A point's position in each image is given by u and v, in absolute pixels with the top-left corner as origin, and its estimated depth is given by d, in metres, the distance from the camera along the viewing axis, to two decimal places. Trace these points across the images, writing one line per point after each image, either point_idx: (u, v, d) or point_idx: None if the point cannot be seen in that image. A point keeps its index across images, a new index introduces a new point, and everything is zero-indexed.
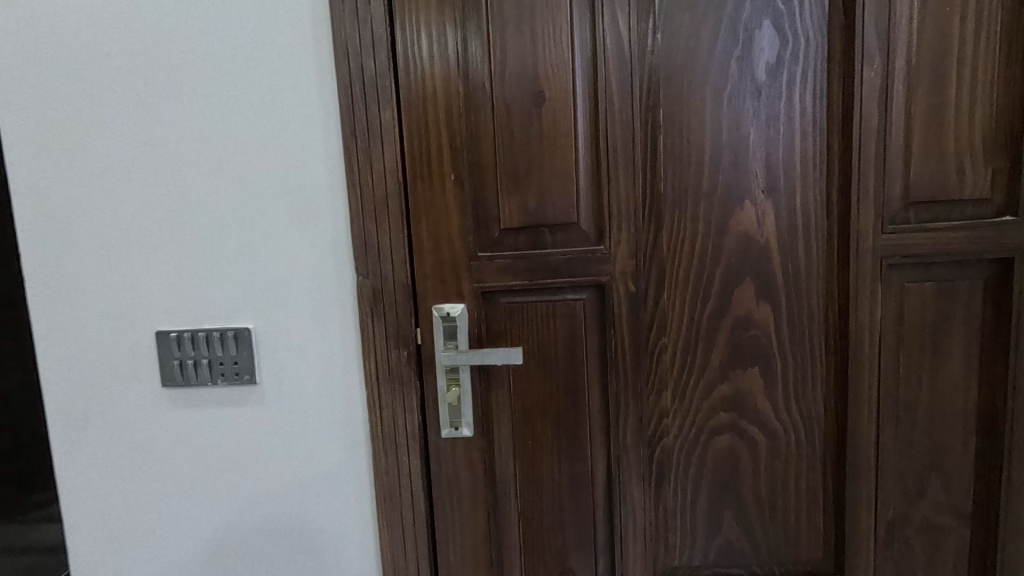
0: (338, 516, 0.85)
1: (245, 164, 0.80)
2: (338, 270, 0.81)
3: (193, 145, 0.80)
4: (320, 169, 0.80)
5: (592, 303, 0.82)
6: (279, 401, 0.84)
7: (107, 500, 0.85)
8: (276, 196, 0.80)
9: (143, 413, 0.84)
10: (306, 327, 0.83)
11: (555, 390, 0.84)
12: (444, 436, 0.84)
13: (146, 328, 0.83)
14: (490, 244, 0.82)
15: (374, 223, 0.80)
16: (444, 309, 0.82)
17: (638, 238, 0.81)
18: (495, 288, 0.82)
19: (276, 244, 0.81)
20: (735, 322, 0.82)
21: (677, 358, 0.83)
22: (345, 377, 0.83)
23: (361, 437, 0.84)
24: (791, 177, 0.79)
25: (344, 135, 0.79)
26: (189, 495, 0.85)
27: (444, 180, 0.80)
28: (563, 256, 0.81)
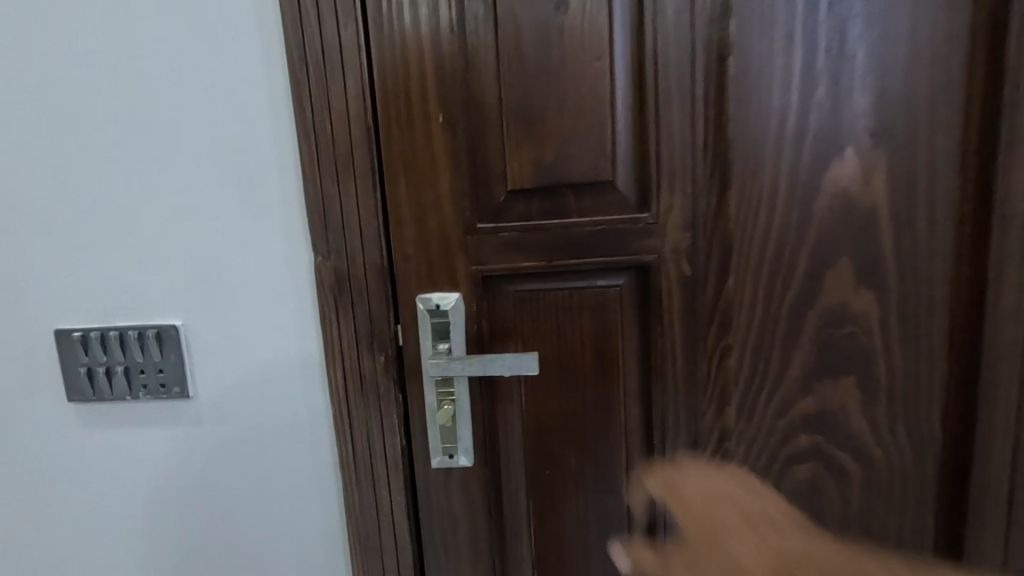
0: (306, 559, 0.68)
1: (161, 107, 0.60)
2: (292, 249, 0.62)
3: (93, 81, 0.60)
4: (262, 112, 0.59)
5: (631, 292, 0.61)
6: (221, 418, 0.65)
7: (20, 538, 0.69)
8: (206, 150, 0.60)
9: (55, 432, 0.66)
10: (252, 324, 0.63)
11: (579, 406, 0.63)
12: (435, 466, 0.64)
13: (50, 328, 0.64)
14: (492, 213, 0.60)
15: (335, 184, 0.59)
16: (432, 301, 0.61)
17: (696, 203, 0.59)
18: (501, 272, 0.61)
19: (210, 215, 0.61)
20: (825, 316, 0.61)
21: (744, 365, 0.62)
22: (305, 389, 0.64)
23: (327, 464, 0.65)
24: (913, 118, 0.57)
25: (291, 62, 0.57)
26: (122, 533, 0.68)
27: (430, 126, 0.59)
28: (592, 228, 0.59)
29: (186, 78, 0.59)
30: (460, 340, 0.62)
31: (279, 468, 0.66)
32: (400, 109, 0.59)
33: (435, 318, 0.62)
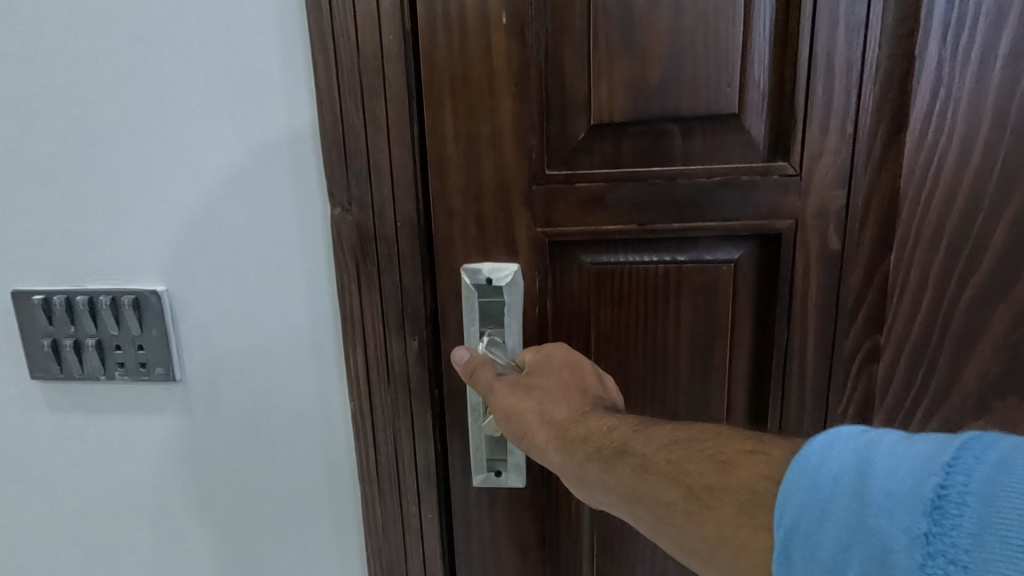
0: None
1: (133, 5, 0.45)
2: (302, 199, 0.48)
3: None
4: (266, 13, 0.44)
5: (749, 265, 0.54)
6: (216, 407, 0.53)
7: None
8: (192, 62, 0.46)
9: (20, 415, 0.55)
10: (253, 293, 0.50)
11: (679, 388, 0.55)
12: (478, 484, 0.52)
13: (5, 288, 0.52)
14: (570, 156, 0.49)
15: (356, 114, 0.45)
16: (484, 274, 0.50)
17: (854, 152, 0.51)
18: (576, 236, 0.50)
19: (197, 152, 0.47)
20: (1015, 311, 0.52)
21: (902, 369, 0.54)
22: (317, 379, 0.51)
23: (344, 468, 0.53)
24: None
25: None
26: (101, 535, 0.57)
27: (489, 41, 0.46)
28: (709, 180, 0.50)
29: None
30: (515, 325, 0.51)
31: (287, 470, 0.54)
32: (446, 15, 0.45)
33: (484, 294, 0.50)
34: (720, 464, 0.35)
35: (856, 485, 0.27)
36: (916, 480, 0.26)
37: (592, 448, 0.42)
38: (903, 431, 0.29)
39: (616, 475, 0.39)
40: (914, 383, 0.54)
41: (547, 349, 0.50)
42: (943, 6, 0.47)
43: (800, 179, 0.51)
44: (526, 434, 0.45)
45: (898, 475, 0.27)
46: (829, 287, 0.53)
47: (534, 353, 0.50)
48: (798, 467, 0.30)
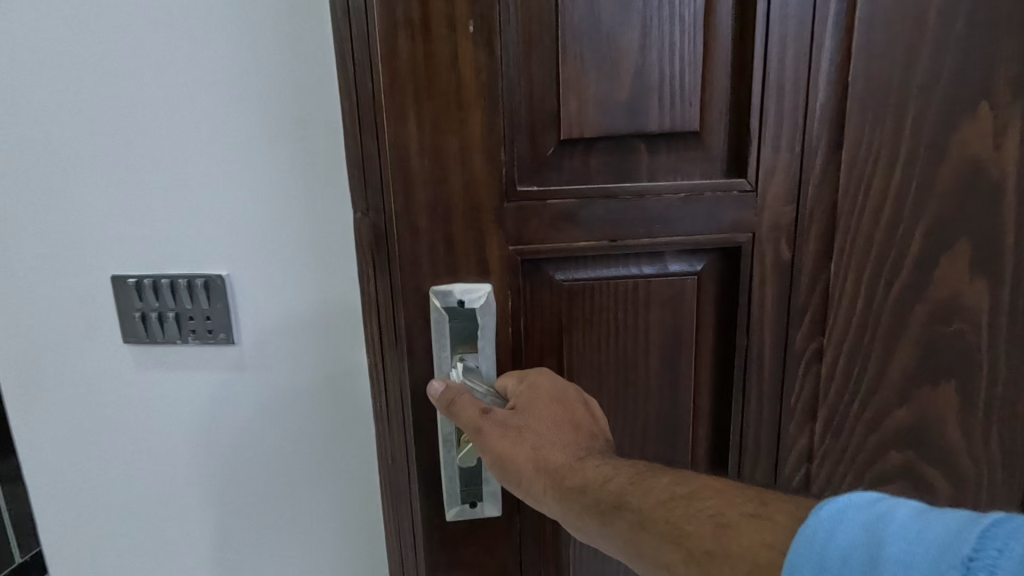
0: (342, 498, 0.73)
1: (213, 59, 0.60)
2: (336, 201, 0.64)
3: (149, 31, 0.60)
4: (315, 62, 0.60)
5: (711, 273, 0.63)
6: (264, 366, 0.68)
7: (79, 475, 0.73)
8: (256, 96, 0.61)
9: (112, 372, 0.69)
10: (297, 273, 0.65)
11: (648, 382, 0.64)
12: (451, 517, 0.64)
13: (103, 270, 0.66)
14: (536, 171, 0.59)
15: (369, 142, 0.56)
16: (454, 296, 0.59)
17: (800, 175, 0.59)
18: (546, 254, 0.60)
19: (259, 164, 0.63)
20: (935, 311, 0.61)
21: (840, 364, 0.64)
22: (345, 340, 0.67)
23: (364, 409, 0.70)
24: (984, 78, 0.56)
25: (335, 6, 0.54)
26: (174, 470, 0.72)
27: (455, 50, 0.54)
28: (675, 197, 0.60)
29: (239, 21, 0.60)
30: (488, 349, 0.61)
31: (322, 409, 0.70)
32: (409, 17, 0.53)
33: (453, 313, 0.60)
34: (719, 527, 0.42)
35: (868, 564, 0.32)
36: (930, 569, 0.30)
37: (591, 499, 0.51)
38: (920, 505, 0.34)
39: (617, 528, 0.48)
40: (841, 362, 0.64)
41: (533, 381, 0.59)
42: (867, 44, 0.56)
43: (755, 195, 0.60)
44: (532, 479, 0.55)
45: (911, 559, 0.31)
46: (781, 289, 0.62)
47: (517, 380, 0.60)
48: (810, 539, 0.35)
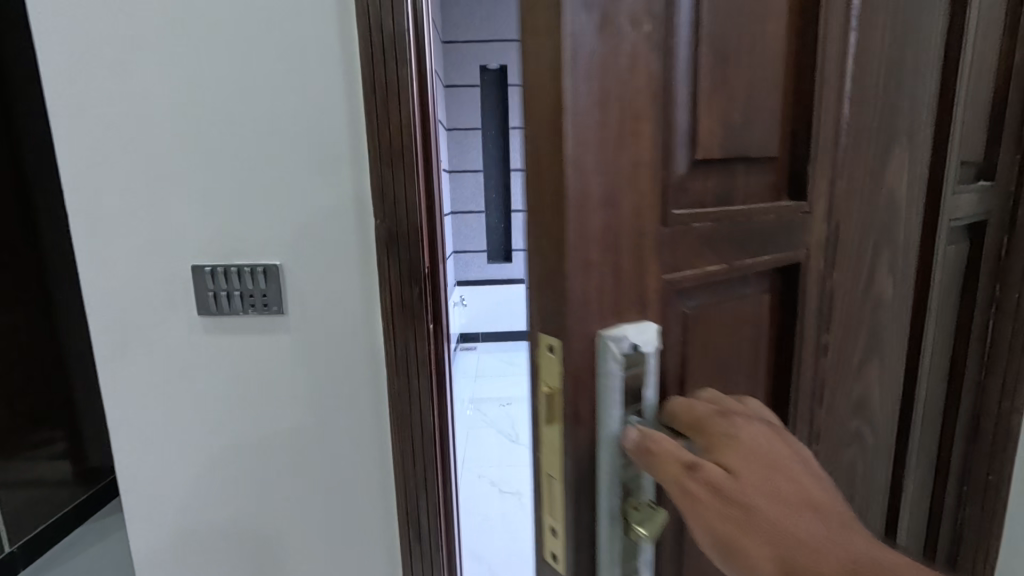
0: (356, 424, 1.00)
1: (272, 112, 0.89)
2: (354, 189, 0.91)
3: (234, 89, 0.88)
4: (337, 108, 0.89)
5: (774, 293, 0.57)
6: (302, 325, 0.96)
7: (157, 411, 0.98)
8: (300, 115, 0.89)
9: (181, 320, 0.94)
10: (325, 237, 0.93)
11: None
12: None
13: (190, 244, 0.92)
14: (676, 188, 0.43)
15: (390, 174, 0.91)
16: (629, 341, 0.39)
17: (829, 201, 0.59)
18: (692, 285, 0.45)
19: (296, 161, 0.90)
20: (871, 311, 0.70)
21: (841, 362, 0.68)
22: (363, 305, 0.95)
23: (376, 355, 0.97)
24: (903, 120, 0.66)
25: (365, 91, 0.89)
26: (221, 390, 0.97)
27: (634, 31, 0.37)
28: (767, 215, 0.52)
29: (287, 64, 0.88)
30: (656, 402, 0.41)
31: (338, 343, 0.97)
32: None
33: (632, 365, 0.39)
34: None
35: None
36: None
37: None
38: None
39: None
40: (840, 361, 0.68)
41: (743, 439, 0.39)
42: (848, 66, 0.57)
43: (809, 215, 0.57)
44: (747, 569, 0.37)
45: None
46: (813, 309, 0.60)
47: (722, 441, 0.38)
48: None
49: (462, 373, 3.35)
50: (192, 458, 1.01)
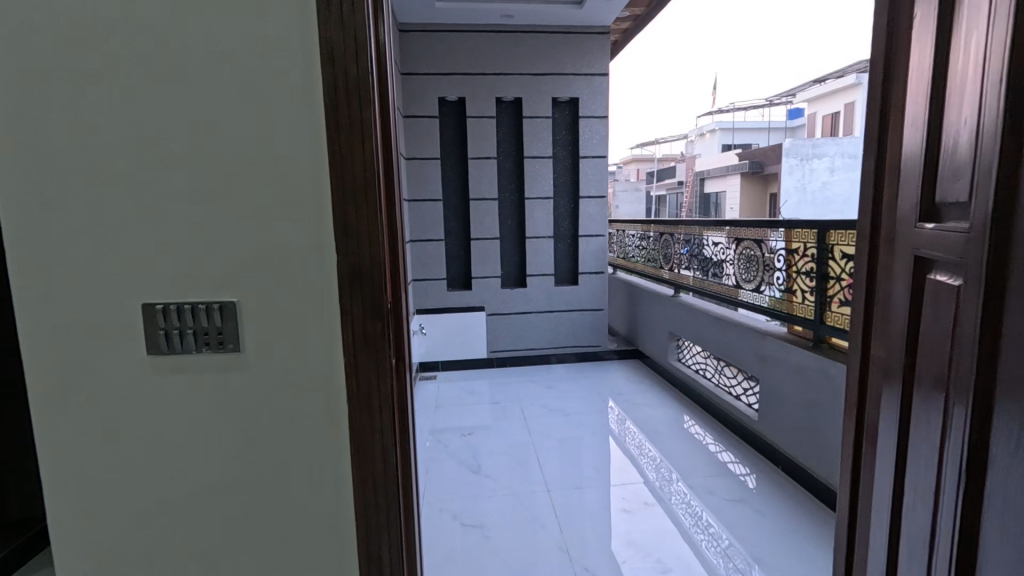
0: (316, 472, 0.96)
1: (226, 146, 0.87)
2: (321, 249, 0.90)
3: (172, 122, 0.86)
4: (299, 140, 0.87)
5: None
6: (258, 367, 0.93)
7: (99, 458, 0.93)
8: (262, 177, 0.88)
9: (123, 365, 0.90)
10: (295, 299, 0.91)
11: None
12: None
13: (120, 302, 0.89)
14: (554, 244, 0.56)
15: (352, 211, 0.89)
16: None
17: None
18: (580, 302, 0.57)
19: (256, 223, 0.89)
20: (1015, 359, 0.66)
21: None
22: (325, 344, 0.93)
23: (338, 399, 0.94)
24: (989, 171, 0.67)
25: (327, 130, 0.87)
26: (175, 456, 0.94)
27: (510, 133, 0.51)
28: None
29: (254, 128, 0.87)
30: None
31: (303, 402, 0.94)
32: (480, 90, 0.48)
33: None
34: None
35: None
36: None
37: None
38: None
39: None
40: None
41: None
42: None
43: None
44: None
45: None
46: None
47: None
48: None
49: (423, 405, 4.02)
50: (131, 527, 0.96)
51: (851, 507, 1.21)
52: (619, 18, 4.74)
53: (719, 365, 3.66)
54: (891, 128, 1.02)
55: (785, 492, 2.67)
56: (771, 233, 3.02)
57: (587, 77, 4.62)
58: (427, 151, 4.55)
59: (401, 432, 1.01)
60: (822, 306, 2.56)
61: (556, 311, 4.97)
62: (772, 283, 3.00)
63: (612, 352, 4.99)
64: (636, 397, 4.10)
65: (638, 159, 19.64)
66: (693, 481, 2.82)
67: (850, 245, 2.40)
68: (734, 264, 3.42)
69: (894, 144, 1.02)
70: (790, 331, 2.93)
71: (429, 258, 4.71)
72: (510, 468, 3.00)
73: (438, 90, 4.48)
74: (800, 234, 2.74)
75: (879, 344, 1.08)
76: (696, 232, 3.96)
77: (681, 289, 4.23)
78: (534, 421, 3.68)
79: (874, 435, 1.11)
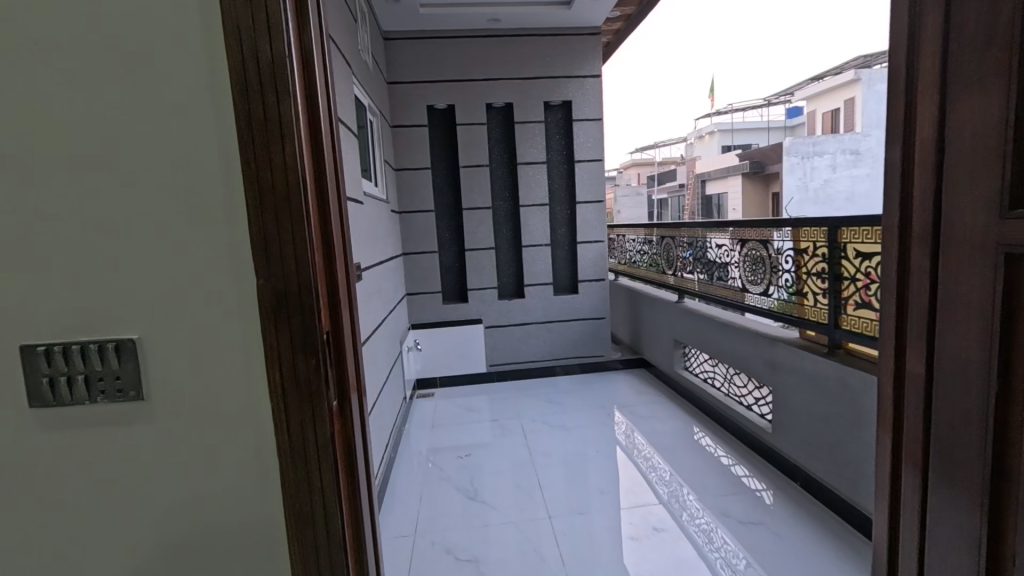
0: (247, 539, 0.80)
1: (113, 152, 0.71)
2: (240, 275, 0.75)
3: (43, 124, 0.70)
4: (204, 142, 0.72)
5: None
6: (168, 417, 0.77)
7: None
8: (163, 194, 0.72)
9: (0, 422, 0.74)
10: (212, 338, 0.76)
11: None
12: None
13: None
14: None
15: (275, 225, 0.74)
16: None
17: None
18: None
19: (159, 245, 0.73)
20: None
21: None
22: (249, 386, 0.77)
23: (268, 450, 0.78)
24: None
25: (239, 129, 0.72)
26: (86, 533, 0.77)
27: None
28: None
29: (149, 133, 0.71)
30: None
31: (228, 459, 0.78)
32: None
33: None
34: None
35: None
36: None
37: None
38: None
39: None
40: None
41: None
42: None
43: None
44: None
45: None
46: None
47: None
48: None
49: (420, 424, 3.85)
50: None
51: (890, 547, 1.03)
52: (609, 18, 4.60)
53: (728, 373, 3.46)
54: (926, 105, 0.86)
55: (806, 512, 2.47)
56: (777, 233, 2.85)
57: (580, 79, 4.49)
58: (418, 161, 4.41)
59: (348, 484, 0.85)
60: (837, 310, 2.38)
61: (556, 322, 4.79)
62: (780, 286, 2.83)
63: (616, 361, 4.81)
64: (642, 409, 3.91)
65: (638, 163, 19.51)
66: (707, 501, 2.62)
67: (865, 243, 2.21)
68: (739, 267, 3.26)
69: (932, 124, 0.85)
70: (802, 336, 2.74)
71: (423, 271, 4.55)
72: (510, 493, 2.81)
73: (427, 98, 4.35)
74: (808, 233, 2.56)
75: (920, 359, 0.91)
76: (698, 234, 3.78)
77: (685, 294, 4.06)
78: (535, 439, 3.49)
79: (920, 464, 0.93)
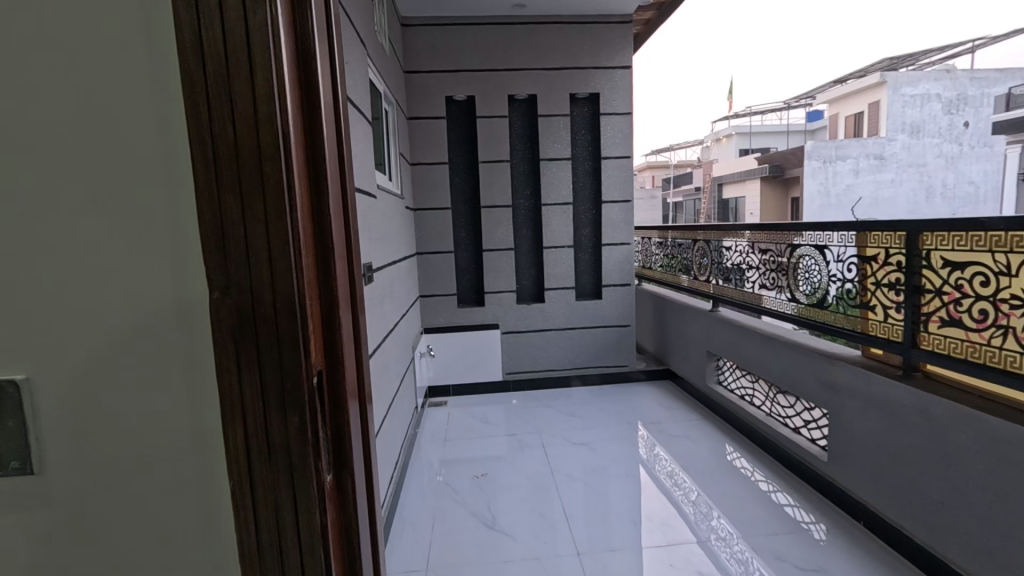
0: None
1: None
2: (183, 286, 0.49)
3: None
4: (134, 81, 0.47)
5: None
6: (73, 499, 0.50)
7: None
8: (72, 158, 0.47)
9: None
10: (138, 371, 0.49)
11: None
12: None
13: None
14: None
15: (237, 210, 0.47)
16: None
17: None
18: None
19: (63, 243, 0.48)
20: None
21: None
22: (197, 453, 0.51)
23: (224, 549, 0.52)
24: None
25: (184, 58, 0.46)
26: None
27: None
28: None
29: (51, 67, 0.46)
30: None
31: (164, 560, 0.52)
32: None
33: None
34: None
35: None
36: None
37: None
38: None
39: None
40: None
41: None
42: None
43: None
44: None
45: None
46: None
47: None
48: None
49: (432, 437, 3.57)
50: None
51: None
52: (640, 7, 4.31)
53: (769, 392, 3.15)
54: None
55: (869, 554, 2.18)
56: (836, 237, 2.51)
57: (609, 70, 4.20)
58: (435, 155, 4.14)
59: None
60: (915, 327, 2.09)
61: (577, 328, 4.49)
62: (838, 297, 2.51)
63: (640, 372, 4.52)
64: (671, 427, 3.60)
65: (654, 164, 19.10)
66: (755, 542, 2.29)
67: (953, 250, 1.90)
68: (785, 276, 2.94)
69: None
70: (866, 355, 2.42)
71: (438, 272, 4.29)
72: (531, 523, 2.52)
73: (446, 88, 4.09)
74: (879, 238, 2.22)
75: None
76: (736, 237, 3.45)
77: (720, 303, 3.75)
78: (556, 457, 3.21)
79: None
